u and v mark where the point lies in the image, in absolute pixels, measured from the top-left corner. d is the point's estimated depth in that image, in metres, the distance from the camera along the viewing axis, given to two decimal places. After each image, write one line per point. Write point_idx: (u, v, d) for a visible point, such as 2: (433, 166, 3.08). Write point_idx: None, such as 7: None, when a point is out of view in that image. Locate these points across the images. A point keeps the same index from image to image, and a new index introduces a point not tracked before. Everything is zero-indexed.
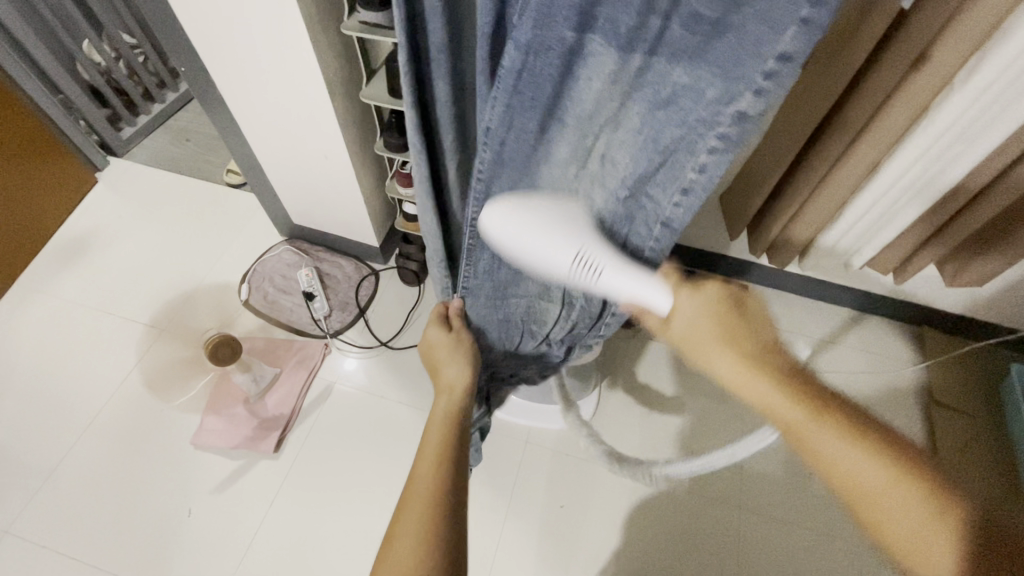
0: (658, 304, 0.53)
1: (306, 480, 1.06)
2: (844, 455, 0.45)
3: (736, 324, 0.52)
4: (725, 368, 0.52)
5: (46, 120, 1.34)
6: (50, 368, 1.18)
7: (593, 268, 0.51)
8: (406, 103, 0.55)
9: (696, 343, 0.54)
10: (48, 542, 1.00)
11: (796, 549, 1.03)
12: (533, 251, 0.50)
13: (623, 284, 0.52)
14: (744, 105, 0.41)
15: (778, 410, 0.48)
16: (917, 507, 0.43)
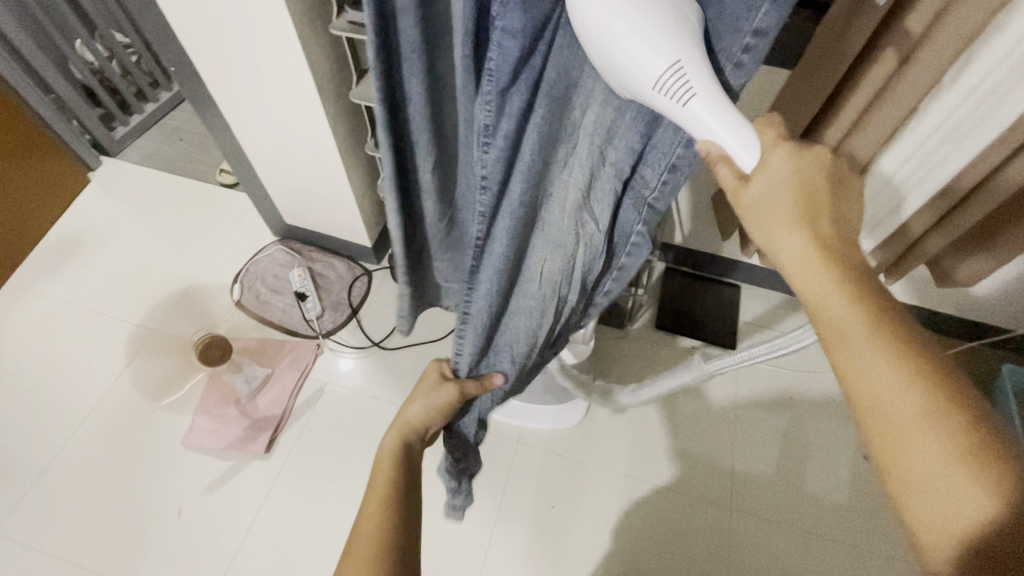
0: (746, 159, 0.41)
1: (297, 480, 1.06)
2: (885, 370, 0.37)
3: (826, 203, 0.42)
4: (792, 249, 0.41)
5: (38, 119, 1.33)
6: (41, 368, 1.18)
7: (681, 91, 0.39)
8: (376, 104, 0.56)
9: (769, 211, 0.42)
10: (38, 542, 1.00)
11: (787, 550, 1.03)
12: (619, 34, 0.38)
13: (710, 117, 0.40)
14: (727, 77, 0.43)
15: (825, 305, 0.40)
16: (958, 448, 0.34)
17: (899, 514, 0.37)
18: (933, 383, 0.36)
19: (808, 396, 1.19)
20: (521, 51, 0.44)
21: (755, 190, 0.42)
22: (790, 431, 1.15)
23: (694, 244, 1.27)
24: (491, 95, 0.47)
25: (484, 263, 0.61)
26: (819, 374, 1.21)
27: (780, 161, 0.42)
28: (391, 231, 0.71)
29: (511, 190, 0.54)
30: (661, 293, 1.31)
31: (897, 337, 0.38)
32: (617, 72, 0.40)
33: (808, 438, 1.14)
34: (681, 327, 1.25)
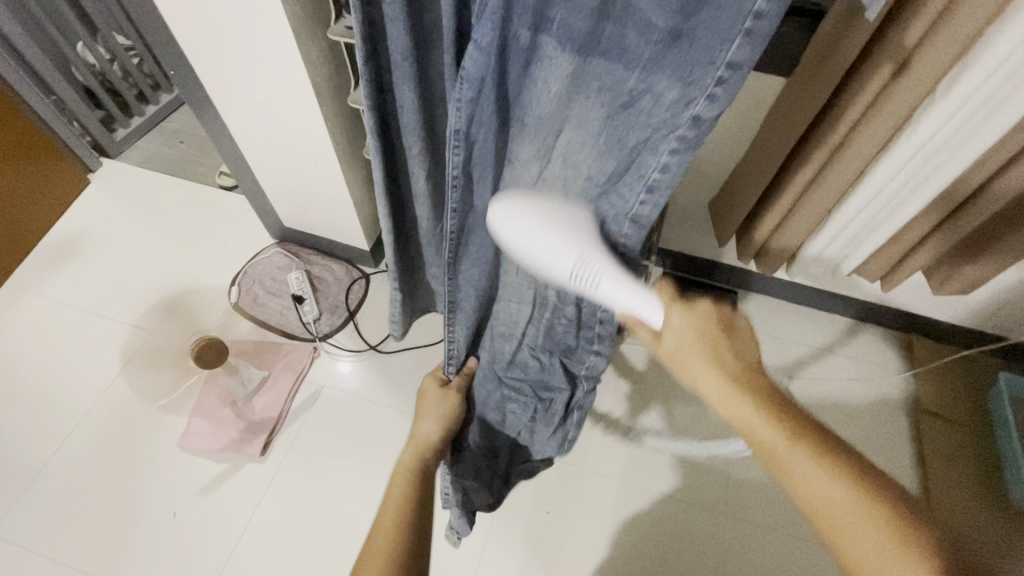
0: (653, 315, 0.55)
1: (292, 483, 1.06)
2: (817, 482, 0.46)
3: (724, 344, 0.55)
4: (709, 386, 0.53)
5: (39, 121, 1.34)
6: (39, 368, 1.18)
7: (589, 279, 0.54)
8: (365, 106, 0.58)
9: (682, 361, 0.56)
10: (34, 543, 1.00)
11: (782, 556, 1.03)
12: (537, 249, 0.53)
13: (619, 296, 0.55)
14: (699, 108, 0.46)
15: (751, 425, 0.50)
16: (892, 545, 0.43)
17: None
18: (855, 487, 0.45)
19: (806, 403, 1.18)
20: (491, 64, 0.47)
21: (667, 343, 0.56)
22: None
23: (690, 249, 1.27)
24: (462, 105, 0.49)
25: (466, 258, 0.66)
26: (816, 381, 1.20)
27: (678, 319, 0.55)
28: (381, 226, 0.74)
29: (482, 189, 0.59)
30: None
31: (819, 447, 0.48)
32: (542, 273, 0.54)
33: None
34: None
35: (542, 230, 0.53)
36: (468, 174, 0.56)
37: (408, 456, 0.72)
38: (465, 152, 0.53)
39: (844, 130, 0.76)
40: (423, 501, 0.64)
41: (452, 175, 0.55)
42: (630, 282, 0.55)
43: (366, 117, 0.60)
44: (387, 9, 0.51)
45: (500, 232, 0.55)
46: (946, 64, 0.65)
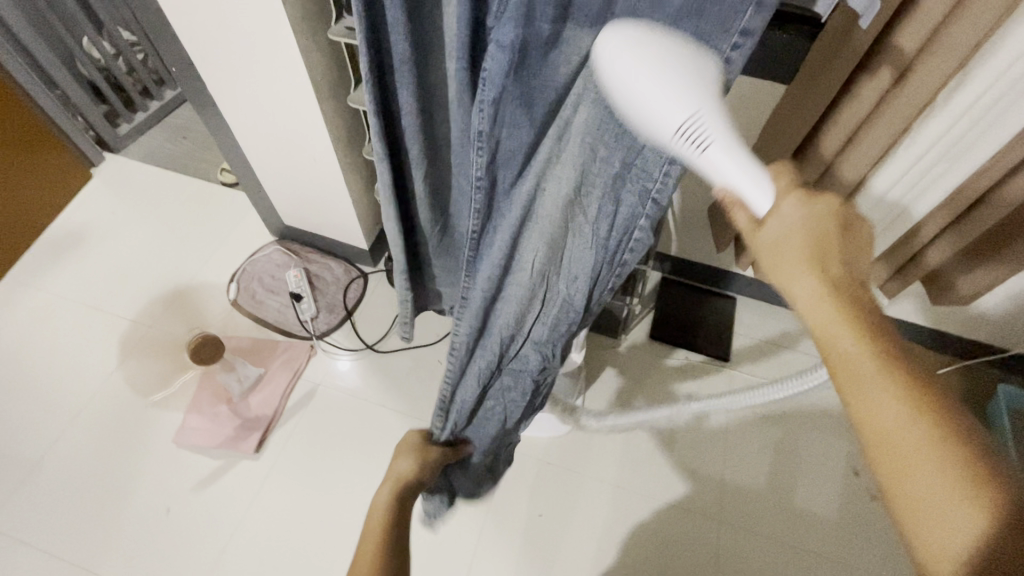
0: (760, 200, 0.43)
1: (285, 481, 1.07)
2: (896, 411, 0.37)
3: (835, 248, 0.43)
4: (803, 290, 0.42)
5: (43, 115, 1.35)
6: (38, 360, 1.19)
7: (698, 140, 0.41)
8: (369, 109, 0.57)
9: (778, 255, 0.44)
10: (28, 536, 1.00)
11: (776, 565, 1.02)
12: (641, 90, 0.41)
13: (726, 169, 0.42)
14: (715, 74, 0.43)
15: (835, 341, 0.40)
16: (962, 497, 0.35)
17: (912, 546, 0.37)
18: (937, 428, 0.36)
19: (802, 412, 1.18)
20: (512, 67, 0.46)
21: (765, 234, 0.44)
22: (782, 444, 1.14)
23: (690, 254, 1.27)
24: (486, 104, 0.48)
25: (483, 251, 0.63)
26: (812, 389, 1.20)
27: (791, 207, 0.43)
28: (386, 230, 0.73)
29: (503, 184, 0.57)
30: (656, 303, 1.30)
31: (907, 377, 0.38)
32: (638, 121, 0.42)
33: (800, 452, 1.13)
34: (674, 338, 1.25)
35: (658, 68, 0.40)
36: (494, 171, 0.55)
37: (383, 496, 0.66)
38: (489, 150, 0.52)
39: (838, 142, 0.79)
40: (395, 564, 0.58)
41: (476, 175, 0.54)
42: (746, 157, 0.43)
43: (371, 124, 0.59)
44: (389, 15, 0.51)
45: (605, 63, 0.42)
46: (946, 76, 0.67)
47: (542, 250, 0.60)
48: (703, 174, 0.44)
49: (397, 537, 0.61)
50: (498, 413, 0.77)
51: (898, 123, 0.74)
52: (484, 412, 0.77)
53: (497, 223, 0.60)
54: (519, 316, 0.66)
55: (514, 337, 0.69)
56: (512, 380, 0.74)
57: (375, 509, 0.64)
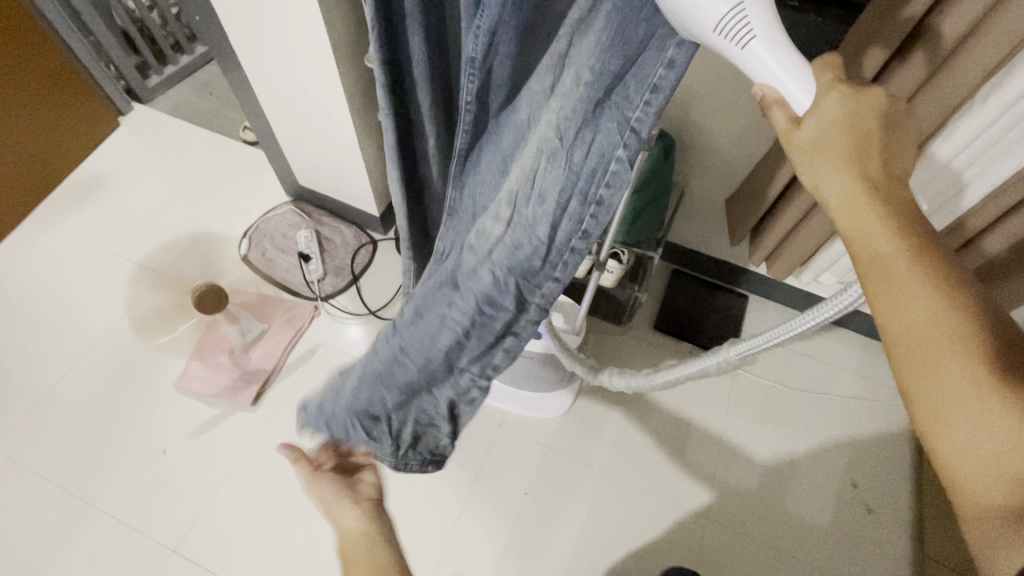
0: (801, 89, 0.36)
1: (279, 434, 1.08)
2: (926, 310, 0.34)
3: (876, 147, 0.37)
4: (833, 191, 0.37)
5: (73, 59, 1.37)
6: (54, 298, 1.23)
7: (740, 32, 0.34)
8: (376, 65, 0.50)
9: (821, 155, 0.37)
10: (31, 463, 1.04)
11: (759, 566, 1.01)
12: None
13: (771, 61, 0.35)
14: (672, 53, 0.40)
15: (869, 237, 0.36)
16: (986, 406, 0.32)
17: (924, 445, 0.35)
18: (968, 333, 0.33)
19: (805, 417, 1.15)
20: None
21: (805, 134, 0.37)
22: (781, 446, 1.12)
23: (703, 246, 1.24)
24: (482, 33, 0.42)
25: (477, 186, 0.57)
26: (817, 393, 1.18)
27: (833, 105, 0.36)
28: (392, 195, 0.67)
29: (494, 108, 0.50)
30: (664, 294, 1.28)
31: (943, 277, 0.34)
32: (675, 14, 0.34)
33: (797, 459, 1.11)
34: (679, 330, 1.23)
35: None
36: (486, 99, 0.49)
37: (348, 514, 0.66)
38: (479, 81, 0.46)
39: (910, 86, 0.69)
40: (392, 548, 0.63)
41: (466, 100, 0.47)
42: (789, 46, 0.35)
43: (379, 84, 0.52)
44: None
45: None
46: (991, 65, 0.63)
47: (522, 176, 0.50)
48: (740, 69, 0.36)
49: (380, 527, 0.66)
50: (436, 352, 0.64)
51: (939, 113, 0.70)
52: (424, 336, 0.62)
53: (484, 150, 0.55)
54: (479, 233, 0.55)
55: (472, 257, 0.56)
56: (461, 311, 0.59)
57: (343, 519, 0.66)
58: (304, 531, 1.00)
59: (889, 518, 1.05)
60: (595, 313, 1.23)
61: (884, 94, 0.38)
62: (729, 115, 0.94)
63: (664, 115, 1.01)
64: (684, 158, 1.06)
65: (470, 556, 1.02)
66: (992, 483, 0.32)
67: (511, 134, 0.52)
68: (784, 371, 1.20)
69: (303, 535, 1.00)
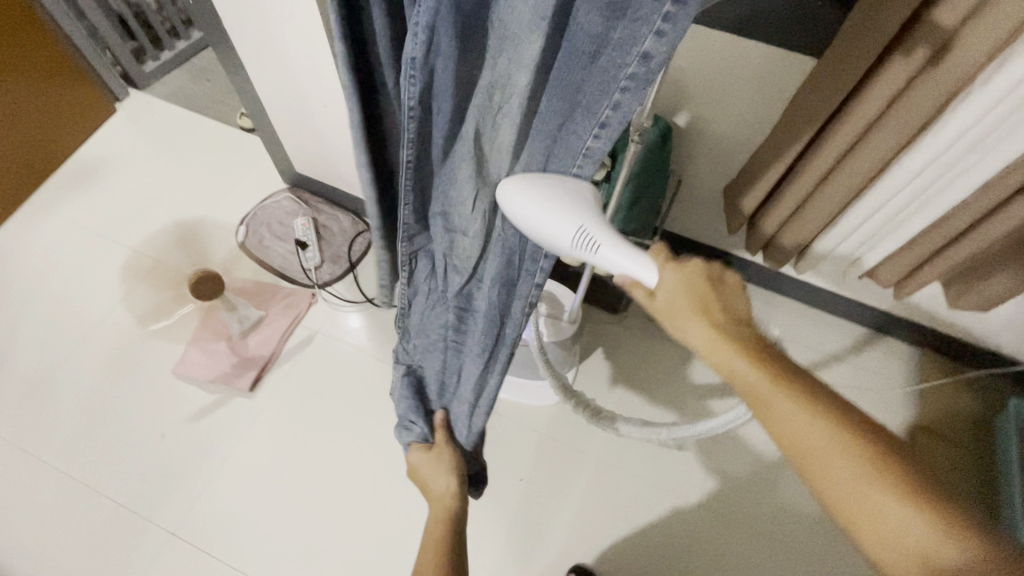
0: (648, 277, 0.46)
1: (277, 420, 1.09)
2: (798, 426, 0.42)
3: (711, 298, 0.48)
4: (698, 340, 0.47)
5: (68, 43, 1.36)
6: (52, 284, 1.23)
7: (590, 245, 0.45)
8: (341, 61, 0.46)
9: (673, 310, 0.48)
10: (29, 447, 1.05)
11: (750, 552, 1.02)
12: (538, 219, 0.44)
13: (621, 262, 0.46)
14: (647, 45, 0.36)
15: (738, 371, 0.45)
16: (873, 484, 0.39)
17: (855, 542, 0.41)
18: (837, 435, 0.41)
19: None
20: None
21: (659, 300, 0.48)
22: None
23: (699, 236, 1.23)
24: (420, 30, 0.40)
25: (436, 203, 0.57)
26: None
27: (669, 275, 0.47)
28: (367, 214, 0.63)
29: (438, 123, 0.48)
30: None
31: (803, 393, 0.43)
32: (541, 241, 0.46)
33: None
34: None
35: (543, 199, 0.44)
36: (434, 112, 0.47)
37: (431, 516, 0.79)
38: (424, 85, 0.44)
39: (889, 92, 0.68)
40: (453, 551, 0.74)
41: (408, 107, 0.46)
42: (632, 248, 0.46)
43: (343, 75, 0.47)
44: None
45: (507, 203, 0.46)
46: (980, 59, 0.62)
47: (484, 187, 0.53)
48: (605, 267, 0.48)
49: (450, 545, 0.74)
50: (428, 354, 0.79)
51: (936, 97, 0.67)
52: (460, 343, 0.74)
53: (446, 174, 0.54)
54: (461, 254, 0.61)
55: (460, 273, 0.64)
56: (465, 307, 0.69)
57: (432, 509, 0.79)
58: (301, 515, 1.01)
59: None
60: (591, 302, 1.24)
61: (704, 261, 0.50)
62: (728, 103, 0.94)
63: (662, 102, 1.00)
64: (683, 146, 1.05)
65: (468, 544, 1.03)
66: (912, 565, 0.38)
67: (464, 163, 0.51)
68: None
69: (299, 519, 1.01)
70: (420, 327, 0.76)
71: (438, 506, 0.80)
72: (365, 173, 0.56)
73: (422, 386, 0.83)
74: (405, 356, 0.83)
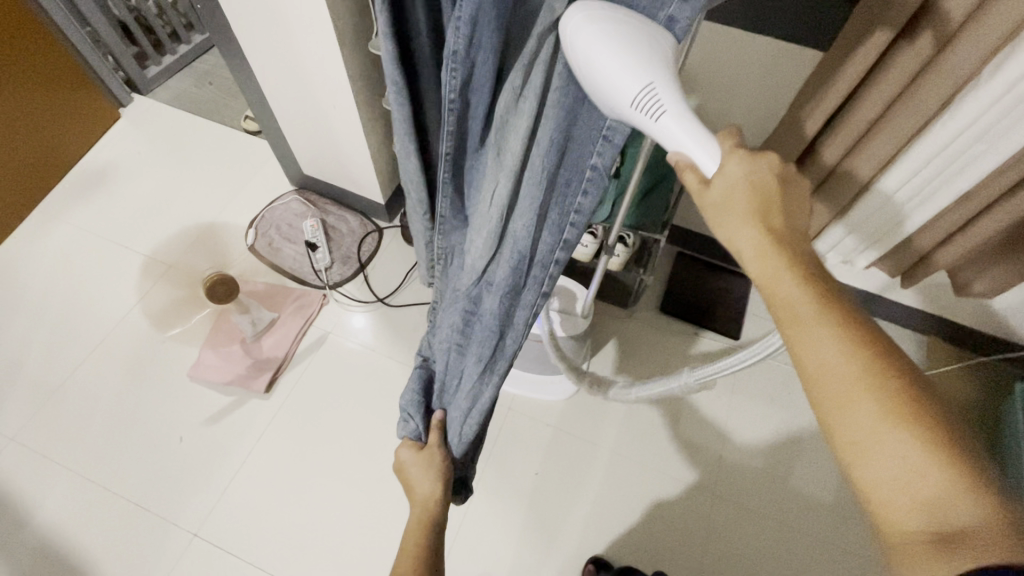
0: (708, 158, 0.42)
1: (293, 419, 1.10)
2: (827, 350, 0.38)
3: (774, 207, 0.43)
4: (746, 244, 0.42)
5: (71, 49, 1.36)
6: (65, 290, 1.24)
7: (653, 107, 0.40)
8: (387, 57, 0.47)
9: (726, 211, 0.43)
10: (48, 452, 1.06)
11: (763, 540, 1.04)
12: (606, 58, 0.38)
13: (678, 136, 0.41)
14: (674, 10, 0.40)
15: (780, 288, 0.41)
16: (892, 422, 0.36)
17: (851, 478, 0.38)
18: (869, 366, 0.37)
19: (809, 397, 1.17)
20: None
21: (713, 195, 0.43)
22: (785, 425, 1.15)
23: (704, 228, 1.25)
24: (462, 23, 0.41)
25: (467, 193, 0.58)
26: None
27: (736, 165, 0.42)
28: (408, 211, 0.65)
29: (474, 116, 0.49)
30: (668, 277, 1.30)
31: (844, 320, 0.39)
32: (596, 91, 0.41)
33: (800, 436, 1.13)
34: (684, 313, 1.24)
35: (619, 39, 0.38)
36: (469, 105, 0.48)
37: (414, 516, 0.78)
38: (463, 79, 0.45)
39: (902, 80, 0.69)
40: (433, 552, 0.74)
41: (450, 99, 0.46)
42: (696, 124, 0.41)
43: (390, 70, 0.48)
44: None
45: (572, 34, 0.39)
46: (987, 51, 0.63)
47: (505, 183, 0.51)
48: (656, 140, 0.42)
49: (432, 545, 0.74)
50: (440, 352, 0.78)
51: (949, 87, 0.68)
52: (466, 342, 0.71)
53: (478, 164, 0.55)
54: (475, 250, 0.60)
55: (472, 272, 0.63)
56: (474, 308, 0.67)
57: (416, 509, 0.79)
58: (320, 514, 1.02)
59: None
60: (601, 297, 1.25)
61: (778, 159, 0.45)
62: (734, 97, 0.95)
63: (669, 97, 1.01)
64: None
65: (485, 539, 1.04)
66: (911, 510, 0.34)
67: (491, 151, 0.52)
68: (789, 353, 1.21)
69: (319, 518, 1.02)
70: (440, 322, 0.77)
71: (420, 508, 0.78)
72: (410, 166, 0.57)
73: (430, 384, 0.85)
74: (427, 348, 0.85)
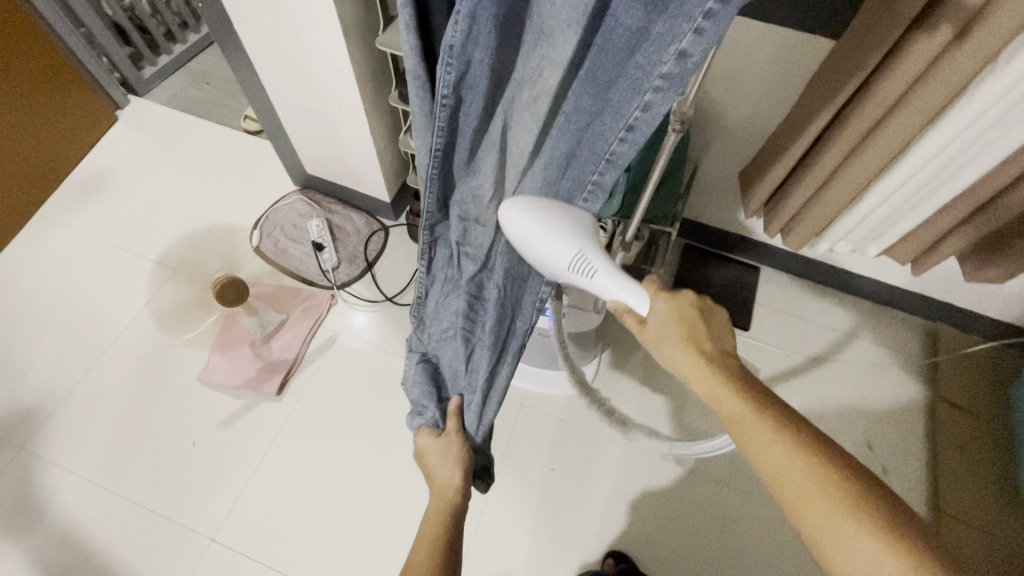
0: (639, 304, 0.50)
1: (306, 420, 1.10)
2: (777, 458, 0.42)
3: (702, 330, 0.49)
4: (684, 366, 0.48)
5: (67, 52, 1.34)
6: (70, 296, 1.23)
7: (587, 270, 0.49)
8: (406, 56, 0.48)
9: (664, 342, 0.50)
10: (61, 460, 1.05)
11: (780, 528, 1.04)
12: (539, 241, 0.48)
13: (613, 289, 0.50)
14: (686, 44, 0.36)
15: (724, 402, 0.45)
16: (847, 516, 0.39)
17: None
18: (817, 468, 0.41)
19: (822, 385, 1.17)
20: None
21: (651, 330, 0.50)
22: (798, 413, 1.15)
23: (713, 219, 1.25)
24: (461, 18, 0.41)
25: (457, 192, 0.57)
26: (833, 364, 1.19)
27: (662, 304, 0.50)
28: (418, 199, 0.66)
29: (471, 115, 0.49)
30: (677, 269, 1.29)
31: (784, 428, 0.43)
32: (539, 263, 0.49)
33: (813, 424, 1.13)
34: None
35: (544, 224, 0.48)
36: (469, 104, 0.48)
37: (431, 510, 0.74)
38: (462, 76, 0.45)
39: (915, 71, 0.68)
40: (451, 552, 0.68)
41: (444, 95, 0.46)
42: (626, 278, 0.50)
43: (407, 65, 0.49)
44: None
45: (508, 223, 0.49)
46: (1002, 41, 0.63)
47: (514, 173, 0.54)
48: (596, 293, 0.51)
49: (450, 542, 0.69)
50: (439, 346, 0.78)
51: (962, 76, 0.67)
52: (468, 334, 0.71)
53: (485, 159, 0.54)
54: (477, 239, 0.62)
55: (474, 260, 0.63)
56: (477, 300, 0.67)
57: (434, 502, 0.75)
58: (338, 514, 1.02)
59: (907, 477, 1.07)
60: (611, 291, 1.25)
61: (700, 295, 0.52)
62: (743, 88, 0.95)
63: None
64: (698, 133, 1.06)
65: (503, 535, 1.04)
66: None
67: (494, 147, 0.52)
68: (800, 343, 1.21)
69: (336, 518, 1.01)
70: (435, 314, 0.74)
71: (438, 499, 0.74)
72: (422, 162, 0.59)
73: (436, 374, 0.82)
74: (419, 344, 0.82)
